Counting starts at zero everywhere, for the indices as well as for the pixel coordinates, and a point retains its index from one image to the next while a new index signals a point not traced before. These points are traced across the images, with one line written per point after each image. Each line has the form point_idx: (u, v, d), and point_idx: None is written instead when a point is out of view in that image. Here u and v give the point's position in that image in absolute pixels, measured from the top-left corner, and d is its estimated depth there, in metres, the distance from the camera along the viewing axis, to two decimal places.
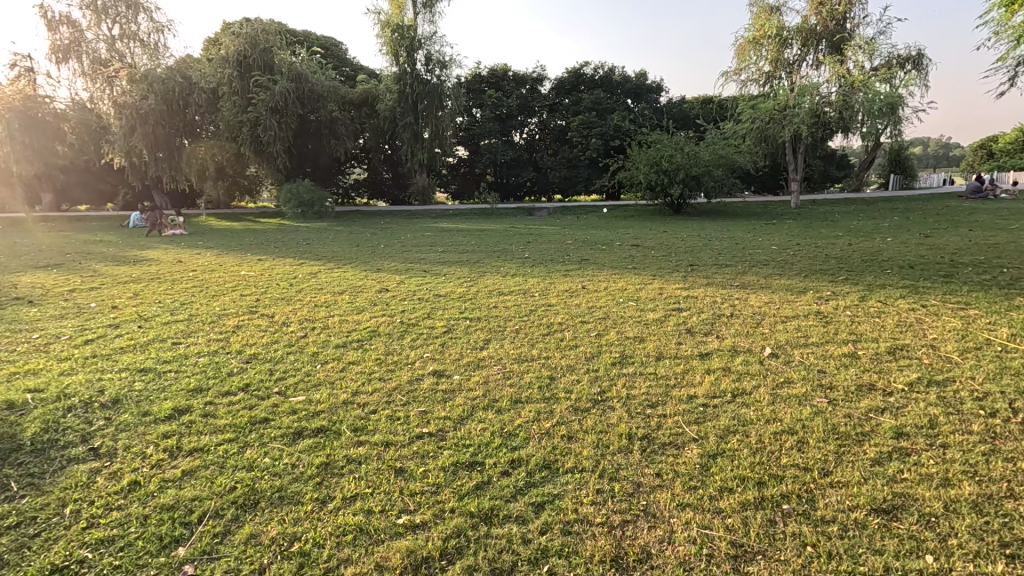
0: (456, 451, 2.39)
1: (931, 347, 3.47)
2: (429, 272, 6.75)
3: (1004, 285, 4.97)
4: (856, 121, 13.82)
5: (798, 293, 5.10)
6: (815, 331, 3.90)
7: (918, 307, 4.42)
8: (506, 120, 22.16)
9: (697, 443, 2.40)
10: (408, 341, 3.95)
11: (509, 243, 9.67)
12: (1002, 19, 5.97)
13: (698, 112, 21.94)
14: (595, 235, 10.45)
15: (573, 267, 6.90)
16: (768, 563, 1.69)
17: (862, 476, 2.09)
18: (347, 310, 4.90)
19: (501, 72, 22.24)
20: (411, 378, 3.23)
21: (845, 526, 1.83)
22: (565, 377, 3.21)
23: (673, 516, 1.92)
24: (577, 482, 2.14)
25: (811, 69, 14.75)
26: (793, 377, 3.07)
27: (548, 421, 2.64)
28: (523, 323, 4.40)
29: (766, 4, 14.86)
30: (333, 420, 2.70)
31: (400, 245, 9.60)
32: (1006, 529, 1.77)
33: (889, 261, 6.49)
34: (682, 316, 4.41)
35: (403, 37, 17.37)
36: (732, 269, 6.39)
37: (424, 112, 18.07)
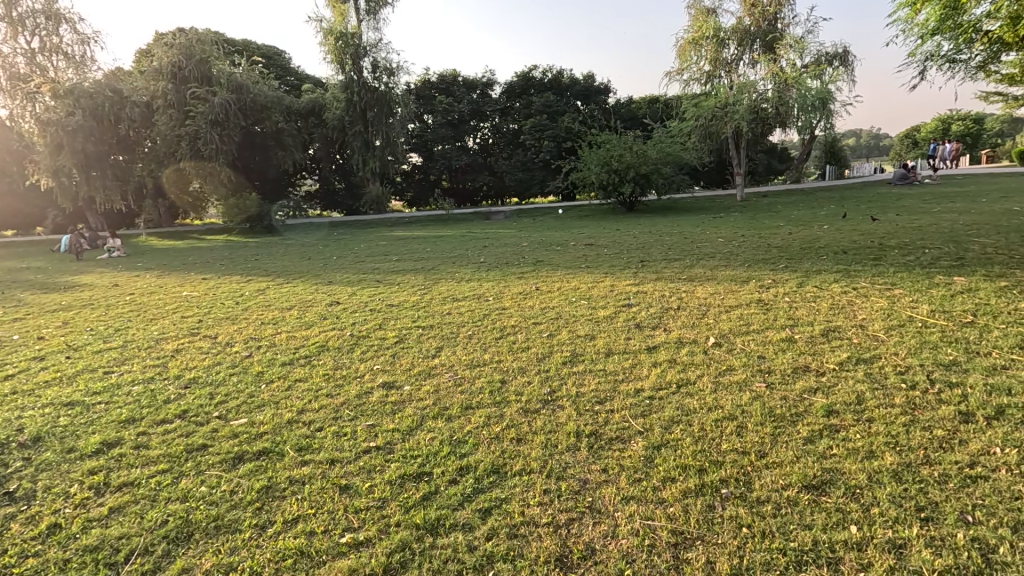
0: (404, 463, 2.36)
1: (860, 328, 3.67)
2: (382, 282, 6.67)
3: (927, 265, 5.32)
4: (792, 116, 14.56)
5: (742, 283, 5.30)
6: (756, 319, 4.06)
7: (849, 290, 4.67)
8: (458, 125, 22.14)
9: (643, 435, 2.45)
10: (358, 354, 3.86)
11: (465, 248, 9.64)
12: (908, 18, 6.41)
13: (645, 112, 22.59)
14: (549, 237, 10.58)
15: (528, 269, 6.97)
16: (706, 547, 1.74)
17: (795, 455, 2.18)
18: (294, 326, 4.76)
19: (450, 78, 22.24)
20: (360, 393, 3.14)
21: (777, 504, 1.91)
22: (516, 380, 3.21)
23: (617, 510, 1.95)
24: (524, 484, 2.14)
25: (747, 69, 15.38)
26: (734, 365, 3.19)
27: (498, 425, 2.64)
28: (476, 327, 4.39)
29: (702, 6, 15.49)
30: (277, 441, 2.61)
31: (353, 256, 9.43)
32: (922, 495, 1.88)
33: (826, 247, 6.83)
34: (632, 311, 4.51)
35: (348, 45, 17.07)
36: (680, 263, 6.58)
37: (373, 119, 17.86)
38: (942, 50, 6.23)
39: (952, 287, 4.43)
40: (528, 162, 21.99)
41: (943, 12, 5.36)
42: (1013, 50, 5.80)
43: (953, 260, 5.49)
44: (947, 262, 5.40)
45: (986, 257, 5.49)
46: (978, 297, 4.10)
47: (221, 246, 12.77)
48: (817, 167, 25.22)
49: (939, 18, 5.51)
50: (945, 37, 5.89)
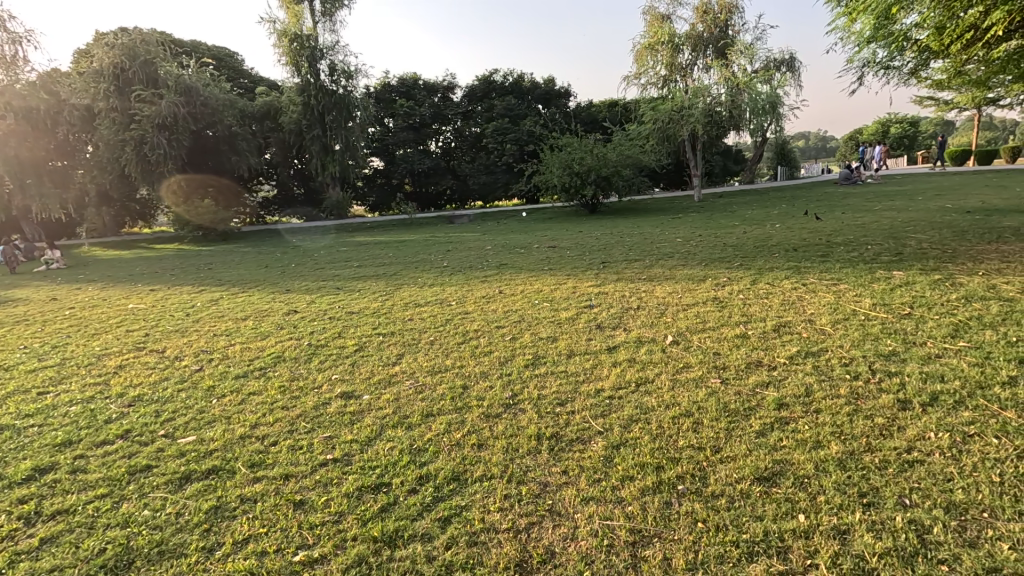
0: (361, 475, 2.30)
1: (809, 322, 3.82)
2: (342, 289, 6.53)
3: (870, 260, 5.58)
4: (744, 119, 15.12)
5: (699, 281, 5.44)
6: (712, 317, 4.16)
7: (799, 285, 4.86)
8: (419, 128, 21.96)
9: (602, 435, 2.48)
10: (315, 364, 3.76)
11: (428, 252, 9.55)
12: (844, 27, 6.75)
13: (605, 115, 23.01)
14: (512, 240, 10.61)
15: (491, 272, 6.97)
16: (664, 544, 1.76)
17: (748, 448, 2.25)
18: (249, 337, 4.59)
19: (411, 81, 22.06)
20: (317, 404, 3.05)
21: (732, 497, 1.95)
22: (477, 385, 3.19)
23: (577, 511, 1.96)
24: (485, 490, 2.12)
25: (701, 73, 15.84)
26: (691, 362, 3.26)
27: (459, 432, 2.61)
28: (438, 333, 4.34)
29: (657, 13, 15.92)
30: (228, 458, 2.50)
31: (313, 262, 9.18)
32: (865, 481, 1.97)
33: (778, 245, 7.09)
34: (593, 312, 4.56)
35: (303, 47, 16.66)
36: (640, 263, 6.72)
37: (332, 123, 17.53)
38: (876, 58, 6.58)
39: (892, 281, 4.67)
40: (491, 165, 22.00)
41: (877, 22, 5.65)
42: (940, 58, 6.19)
43: (892, 255, 5.80)
44: (888, 257, 5.70)
45: (922, 252, 5.82)
46: (914, 290, 4.34)
47: (172, 255, 12.25)
48: (769, 168, 26.30)
49: (874, 28, 5.80)
50: (880, 45, 6.20)
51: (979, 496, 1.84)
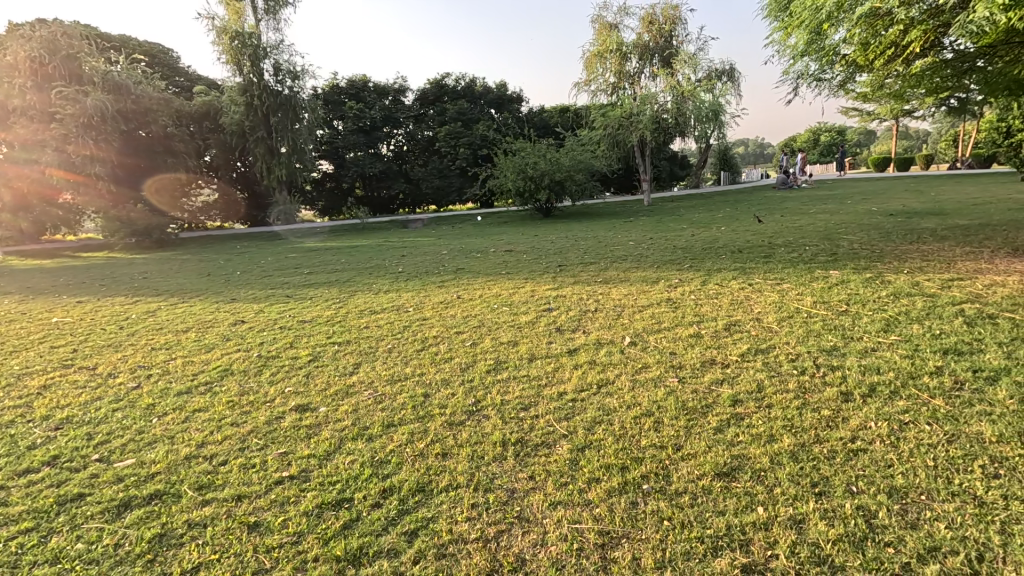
0: (321, 491, 2.20)
1: (757, 320, 4.01)
2: (293, 297, 6.28)
3: (809, 261, 5.90)
4: (689, 125, 15.74)
5: (653, 283, 5.58)
6: (666, 317, 4.29)
7: (745, 285, 5.09)
8: (370, 131, 21.52)
9: (567, 438, 2.49)
10: (266, 377, 3.58)
11: (383, 258, 9.35)
12: (780, 40, 7.15)
13: (557, 120, 23.39)
14: (468, 244, 10.57)
15: (448, 277, 6.92)
16: (632, 544, 1.79)
17: (707, 445, 2.32)
18: (191, 350, 4.32)
19: (360, 83, 21.59)
20: (270, 419, 2.91)
21: (694, 494, 2.01)
22: (439, 393, 3.13)
23: (546, 516, 1.95)
24: (451, 500, 2.08)
25: (648, 81, 16.40)
26: (649, 362, 3.34)
27: (422, 441, 2.55)
28: (397, 340, 4.24)
29: (605, 21, 16.33)
30: (172, 481, 2.33)
31: (260, 270, 8.78)
32: (816, 471, 2.07)
33: (725, 247, 7.41)
34: (552, 316, 4.60)
35: (245, 45, 15.97)
36: (596, 266, 6.86)
37: (278, 125, 16.91)
38: (809, 71, 7.01)
39: (828, 280, 4.97)
40: (444, 169, 21.87)
41: (809, 37, 6.04)
42: (865, 72, 6.66)
43: (828, 255, 6.18)
44: (824, 257, 6.07)
45: (854, 252, 6.23)
46: (848, 288, 4.63)
47: (101, 263, 11.42)
48: (713, 173, 27.53)
49: (806, 43, 6.18)
50: (813, 59, 6.57)
51: (916, 480, 1.97)
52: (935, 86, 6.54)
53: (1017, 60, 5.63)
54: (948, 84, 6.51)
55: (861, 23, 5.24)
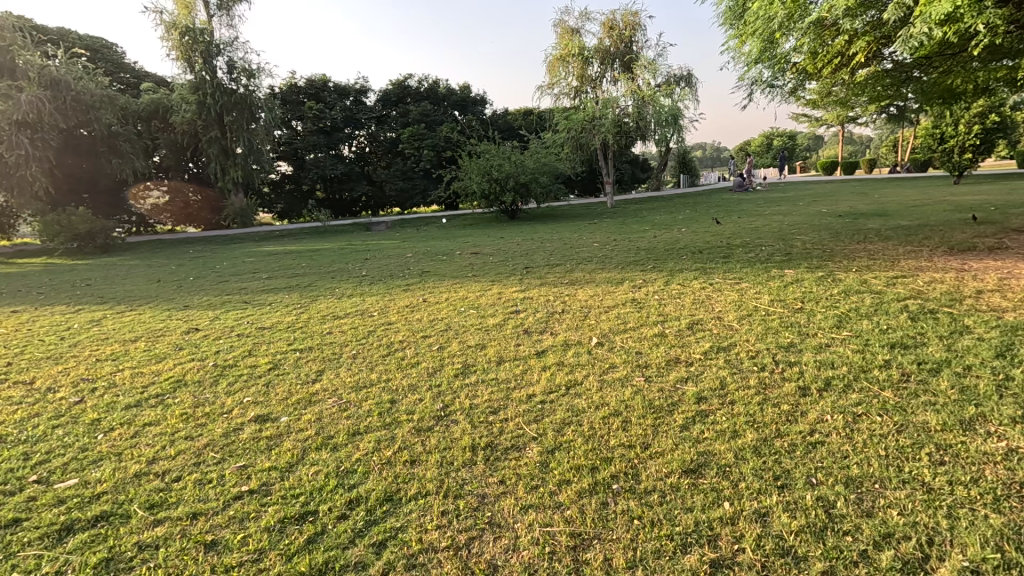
0: (283, 505, 2.11)
1: (718, 318, 4.12)
2: (251, 303, 6.05)
3: (766, 261, 6.11)
4: (650, 129, 16.11)
5: (617, 284, 5.66)
6: (631, 317, 4.36)
7: (706, 285, 5.23)
8: (331, 132, 21.05)
9: (537, 441, 2.48)
10: (223, 387, 3.43)
11: (345, 262, 9.14)
12: (734, 48, 7.41)
13: (521, 123, 23.49)
14: (434, 247, 10.46)
15: (413, 280, 6.82)
16: (604, 545, 1.79)
17: (674, 443, 2.36)
18: (141, 361, 4.09)
19: (320, 83, 21.07)
20: (227, 431, 2.78)
21: (663, 492, 2.03)
22: (407, 399, 3.07)
23: (517, 521, 1.94)
24: (421, 508, 2.04)
25: (610, 85, 16.69)
26: (616, 362, 3.38)
27: (389, 449, 2.49)
28: (361, 346, 4.15)
29: (567, 26, 16.52)
30: (119, 501, 2.19)
31: (215, 275, 8.42)
32: (778, 464, 2.14)
33: (686, 248, 7.60)
34: (520, 318, 4.60)
35: (196, 42, 15.38)
36: (562, 267, 6.90)
37: (232, 125, 16.31)
38: (762, 78, 7.29)
39: (784, 279, 5.16)
40: (408, 172, 21.61)
41: (761, 46, 6.28)
42: (814, 80, 6.97)
43: (782, 255, 6.42)
44: (779, 257, 6.30)
45: (807, 252, 6.50)
46: (803, 286, 4.82)
47: (39, 270, 10.68)
48: (672, 176, 28.26)
49: (759, 51, 6.43)
50: (766, 66, 6.81)
51: (871, 469, 2.06)
52: (877, 93, 6.91)
53: (949, 71, 6.00)
54: (889, 92, 6.90)
55: (810, 32, 5.49)
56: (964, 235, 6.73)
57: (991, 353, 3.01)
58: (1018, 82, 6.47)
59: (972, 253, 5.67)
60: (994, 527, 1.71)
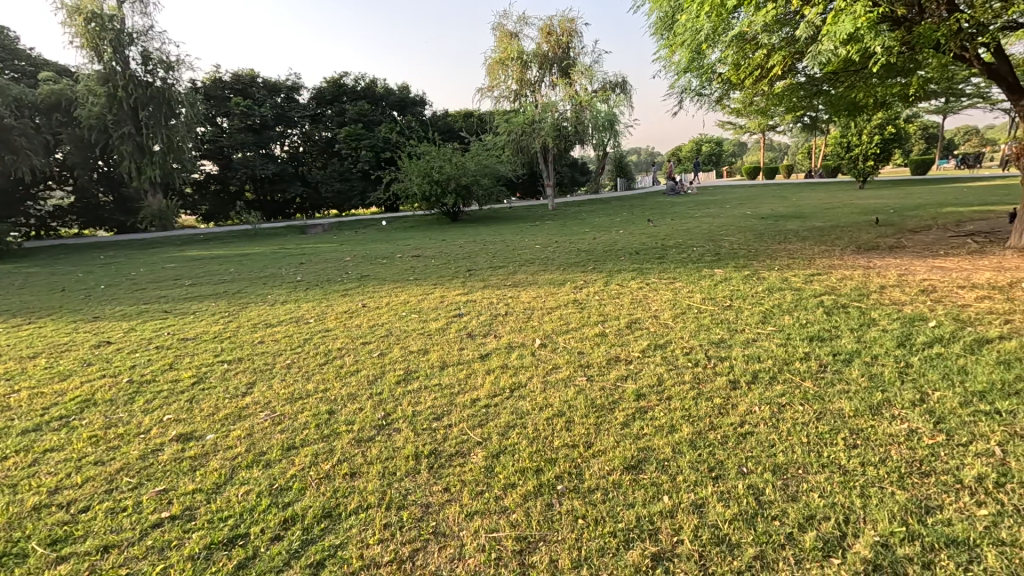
0: (210, 529, 1.97)
1: (655, 317, 4.27)
2: (172, 312, 5.62)
3: (698, 261, 6.41)
4: (588, 133, 16.54)
5: (559, 285, 5.74)
6: (573, 318, 4.43)
7: (643, 285, 5.42)
8: (260, 130, 19.98)
9: (482, 445, 2.46)
10: (139, 405, 3.15)
11: (278, 266, 8.70)
12: (665, 57, 7.74)
13: (461, 125, 23.40)
14: (373, 250, 10.18)
15: (351, 285, 6.60)
16: (549, 546, 1.80)
17: (615, 440, 2.41)
18: (41, 380, 3.68)
19: (247, 78, 19.98)
20: (145, 453, 2.56)
21: (605, 490, 2.07)
22: (346, 409, 2.95)
23: (462, 529, 1.90)
24: (361, 522, 1.96)
25: (548, 90, 16.98)
26: (559, 363, 3.42)
27: (328, 462, 2.38)
28: (296, 354, 3.95)
29: (506, 29, 16.63)
30: (13, 540, 1.95)
31: (130, 283, 7.76)
32: (713, 457, 2.23)
33: (624, 249, 7.85)
34: (463, 321, 4.56)
35: (104, 29, 14.14)
36: (505, 270, 6.92)
37: (148, 121, 15.12)
38: (691, 87, 7.66)
39: (714, 278, 5.44)
40: (345, 172, 20.94)
41: (690, 57, 6.61)
42: (737, 90, 7.42)
43: (712, 255, 6.79)
44: (710, 257, 6.65)
45: (734, 252, 6.90)
46: (731, 285, 5.11)
47: None
48: (610, 179, 29.17)
49: (688, 61, 6.76)
50: (694, 75, 7.18)
51: (795, 456, 2.20)
52: (792, 104, 7.45)
53: (853, 86, 6.58)
54: (802, 103, 7.46)
55: (733, 45, 5.83)
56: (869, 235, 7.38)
57: (893, 343, 3.31)
58: (910, 98, 7.19)
59: (875, 252, 6.23)
60: (899, 502, 1.88)
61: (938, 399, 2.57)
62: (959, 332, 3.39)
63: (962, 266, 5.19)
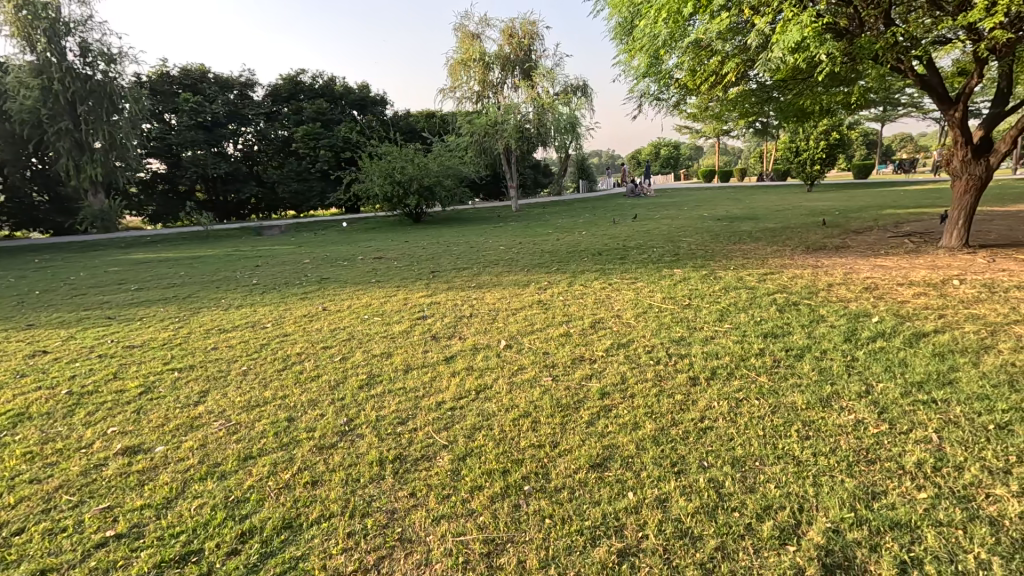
0: (160, 547, 1.87)
1: (618, 317, 4.35)
2: (116, 319, 5.30)
3: (658, 261, 6.58)
4: (551, 136, 16.71)
5: (524, 286, 5.76)
6: (538, 318, 4.45)
7: (606, 285, 5.51)
8: (212, 128, 19.17)
9: (448, 449, 2.43)
10: (79, 418, 2.95)
11: (233, 269, 8.35)
12: (625, 62, 7.89)
13: (423, 125, 23.17)
14: (334, 252, 9.94)
15: (311, 288, 6.41)
16: (516, 547, 1.80)
17: (581, 439, 2.43)
18: None
19: (198, 73, 19.15)
20: (87, 469, 2.40)
21: (572, 489, 2.09)
22: (306, 415, 2.86)
23: (429, 534, 1.88)
24: (324, 533, 1.90)
25: (511, 92, 17.04)
26: (524, 363, 3.43)
27: (287, 472, 2.30)
28: (253, 361, 3.80)
29: (468, 30, 16.58)
30: None
31: (69, 288, 7.28)
32: (674, 452, 2.29)
33: (587, 250, 7.96)
34: (427, 323, 4.51)
35: (37, 17, 13.25)
36: (469, 271, 6.90)
37: (88, 116, 14.26)
38: (649, 91, 7.83)
39: (674, 277, 5.60)
40: (303, 172, 20.38)
41: (649, 62, 6.77)
42: (693, 95, 7.65)
43: (672, 255, 6.97)
44: (669, 257, 6.83)
45: (692, 252, 7.12)
46: (690, 284, 5.25)
47: None
48: (572, 181, 29.54)
49: (647, 66, 6.92)
50: (652, 80, 7.35)
51: (752, 449, 2.28)
52: (745, 110, 7.75)
53: (800, 93, 6.91)
54: (754, 109, 7.77)
55: (689, 52, 6.01)
56: (817, 236, 7.76)
57: (840, 338, 3.49)
58: (851, 106, 7.60)
59: (822, 252, 6.55)
60: (848, 489, 1.97)
61: (881, 390, 2.73)
62: (899, 327, 3.61)
63: (900, 265, 5.53)
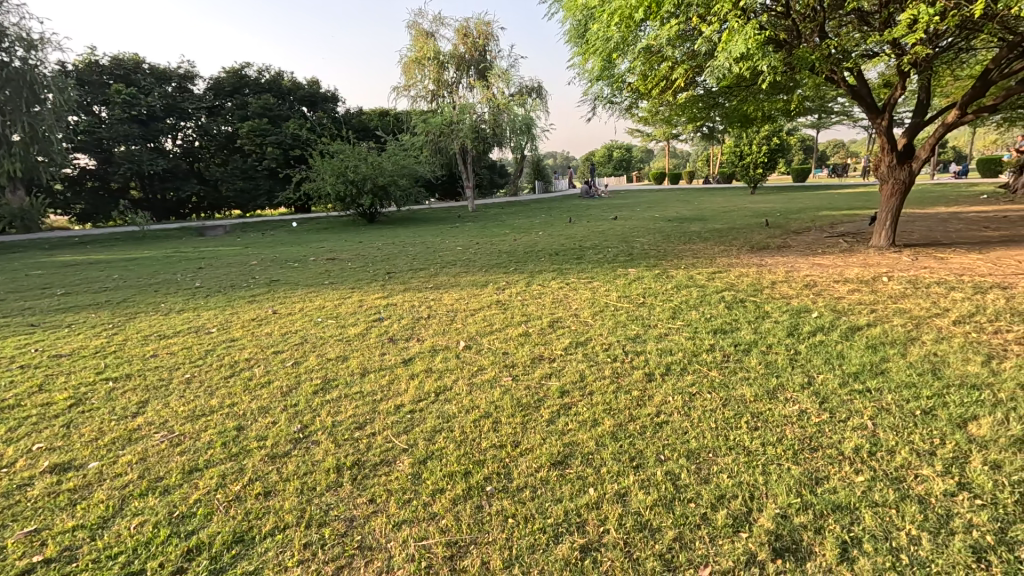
0: (96, 571, 1.74)
1: (576, 316, 4.41)
2: (40, 326, 4.89)
3: (613, 261, 6.73)
4: (506, 136, 16.78)
5: (482, 287, 5.75)
6: (497, 319, 4.45)
7: (564, 285, 5.58)
8: (148, 121, 18.05)
9: (408, 453, 2.39)
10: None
11: (174, 272, 7.89)
12: (579, 65, 8.01)
13: (376, 124, 22.69)
14: (284, 253, 9.57)
15: (259, 290, 6.15)
16: (480, 548, 1.79)
17: (542, 438, 2.45)
18: None
19: (131, 63, 17.99)
20: (8, 491, 2.19)
21: (533, 487, 2.10)
22: (256, 424, 2.73)
23: (390, 540, 1.84)
24: (279, 545, 1.82)
25: (466, 92, 16.95)
26: (483, 364, 3.41)
27: (237, 484, 2.19)
28: (197, 368, 3.60)
29: (422, 28, 16.39)
30: None
31: None
32: (633, 447, 2.34)
33: (544, 250, 8.04)
34: (384, 325, 4.41)
35: None
36: (426, 272, 6.81)
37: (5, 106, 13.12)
38: (603, 95, 7.98)
39: (628, 277, 5.74)
40: (248, 170, 19.54)
41: (602, 66, 6.89)
42: (645, 99, 7.86)
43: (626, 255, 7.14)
44: (624, 257, 6.99)
45: (645, 252, 7.31)
46: (644, 283, 5.39)
47: None
48: (528, 182, 29.72)
49: (600, 69, 7.05)
50: (606, 84, 7.51)
51: (705, 441, 2.36)
52: (693, 115, 8.04)
53: (744, 100, 7.24)
54: (702, 114, 8.07)
55: (640, 57, 6.17)
56: (760, 237, 8.14)
57: (784, 333, 3.68)
58: (790, 112, 8.03)
59: (766, 251, 6.87)
60: (794, 476, 2.08)
61: (822, 381, 2.90)
62: (837, 321, 3.84)
63: (835, 263, 5.90)
